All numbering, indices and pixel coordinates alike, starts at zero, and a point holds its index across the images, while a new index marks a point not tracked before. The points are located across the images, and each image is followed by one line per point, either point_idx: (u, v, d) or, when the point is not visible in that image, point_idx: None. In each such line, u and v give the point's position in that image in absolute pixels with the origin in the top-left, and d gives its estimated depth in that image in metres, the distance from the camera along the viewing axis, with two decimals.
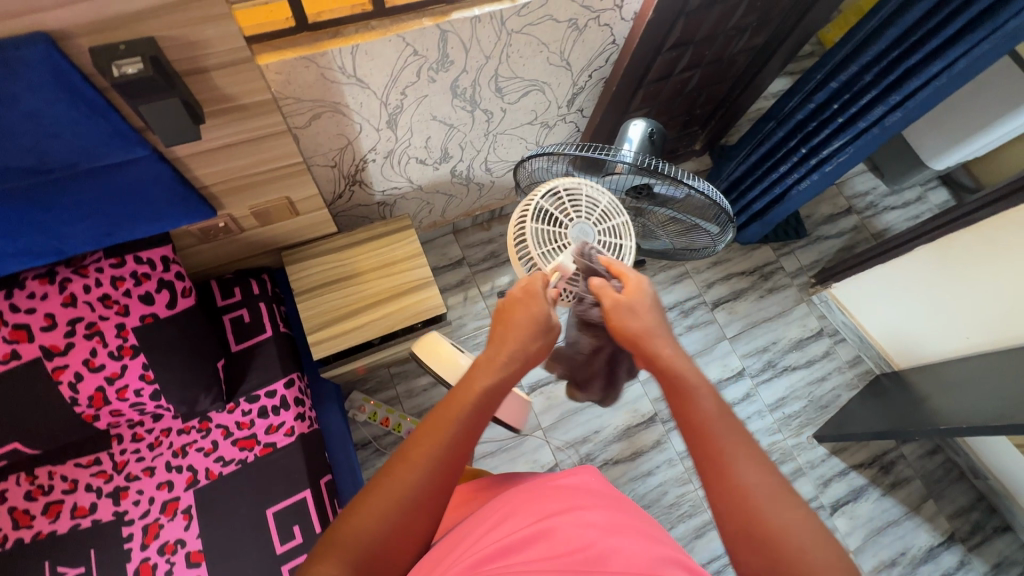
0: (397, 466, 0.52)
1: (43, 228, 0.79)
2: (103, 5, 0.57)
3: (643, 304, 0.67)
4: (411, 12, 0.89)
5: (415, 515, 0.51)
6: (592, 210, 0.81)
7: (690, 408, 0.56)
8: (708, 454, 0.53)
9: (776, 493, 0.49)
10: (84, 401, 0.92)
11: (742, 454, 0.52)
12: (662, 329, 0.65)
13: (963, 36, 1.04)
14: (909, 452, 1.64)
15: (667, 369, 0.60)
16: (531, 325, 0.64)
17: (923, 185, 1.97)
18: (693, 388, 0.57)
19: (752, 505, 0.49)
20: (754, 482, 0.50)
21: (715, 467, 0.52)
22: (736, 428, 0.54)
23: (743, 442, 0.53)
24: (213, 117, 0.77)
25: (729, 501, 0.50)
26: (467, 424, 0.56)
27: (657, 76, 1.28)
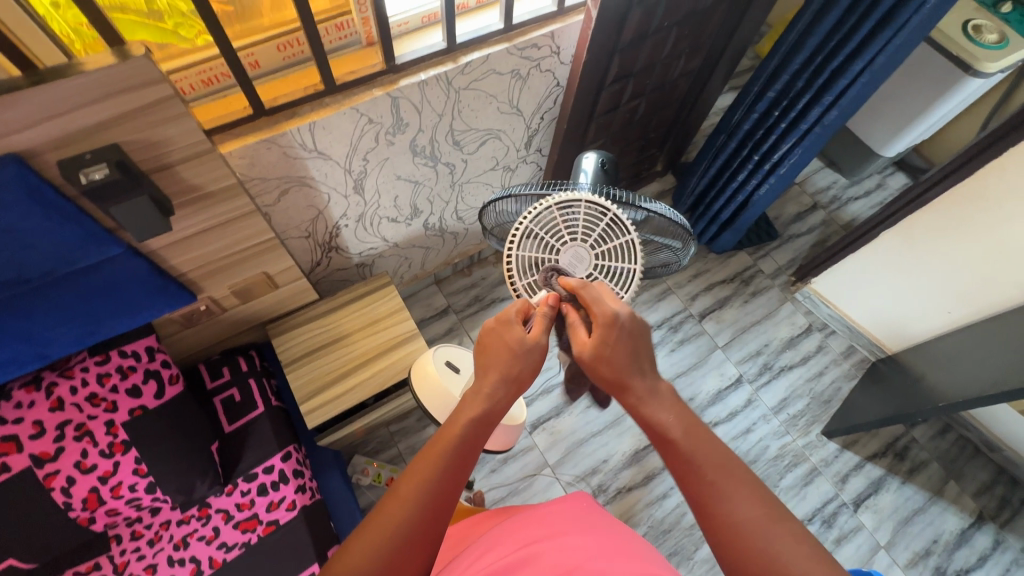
0: (389, 505, 0.53)
1: (26, 337, 0.81)
2: (68, 120, 0.61)
3: (612, 346, 0.60)
4: (361, 85, 0.95)
5: (412, 549, 0.51)
6: (592, 231, 0.71)
7: (669, 451, 0.55)
8: (692, 495, 0.52)
9: (764, 522, 0.48)
10: (78, 505, 0.91)
11: (723, 491, 0.51)
12: (635, 366, 0.59)
13: (875, 36, 1.10)
14: (920, 435, 1.63)
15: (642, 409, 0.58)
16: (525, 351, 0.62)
17: (880, 172, 2.03)
18: (667, 429, 0.56)
19: (742, 540, 0.48)
20: (739, 515, 0.49)
21: (703, 508, 0.51)
22: (718, 463, 0.52)
23: (722, 475, 0.51)
24: (182, 208, 0.81)
25: (722, 536, 0.49)
26: (459, 453, 0.57)
27: (605, 108, 1.35)
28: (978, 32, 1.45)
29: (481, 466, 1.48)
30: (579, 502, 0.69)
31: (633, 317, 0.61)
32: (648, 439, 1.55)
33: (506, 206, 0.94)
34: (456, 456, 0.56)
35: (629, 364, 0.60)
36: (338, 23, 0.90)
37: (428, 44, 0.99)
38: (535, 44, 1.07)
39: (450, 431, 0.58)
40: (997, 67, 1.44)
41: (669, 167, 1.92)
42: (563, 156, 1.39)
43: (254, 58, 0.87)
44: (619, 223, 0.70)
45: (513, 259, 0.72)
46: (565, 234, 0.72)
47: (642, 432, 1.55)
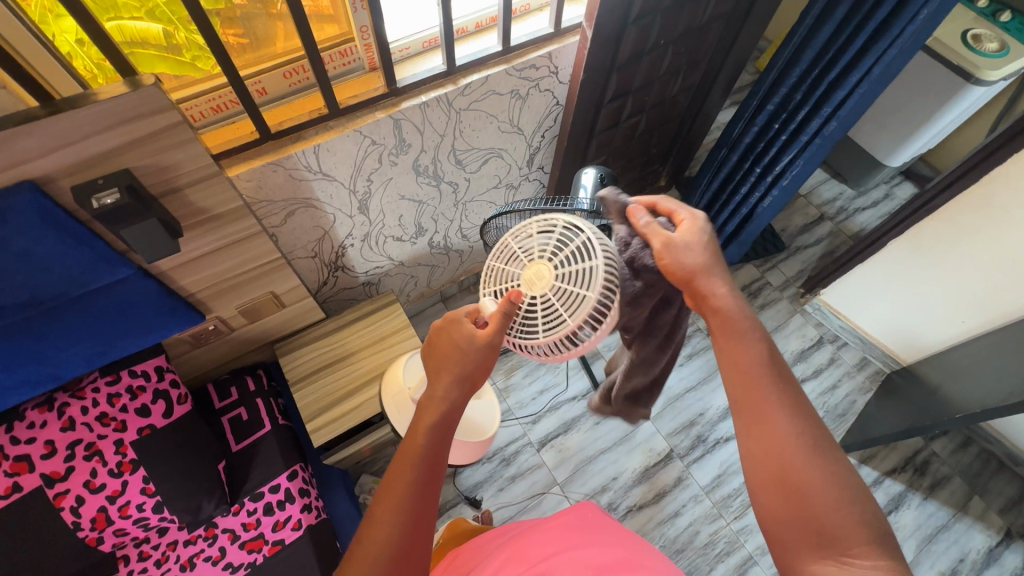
0: (371, 531, 0.54)
1: (39, 358, 0.83)
2: (82, 147, 0.64)
3: (700, 240, 0.62)
4: (364, 109, 0.98)
5: (403, 563, 0.53)
6: (562, 249, 0.59)
7: (741, 357, 0.57)
8: (749, 401, 0.56)
9: (813, 446, 0.53)
10: (87, 525, 0.92)
11: (785, 406, 0.54)
12: (718, 268, 0.61)
13: (870, 47, 1.11)
14: (941, 448, 1.58)
15: (716, 308, 0.59)
16: (481, 349, 0.58)
17: (888, 182, 2.02)
18: (747, 331, 0.58)
19: (789, 455, 0.52)
20: (794, 433, 0.53)
21: (759, 417, 0.55)
22: (780, 381, 0.56)
23: (785, 394, 0.55)
24: (190, 230, 0.83)
25: (770, 448, 0.53)
26: (429, 458, 0.57)
27: (606, 125, 1.37)
28: (978, 42, 1.46)
29: (489, 485, 1.47)
30: (584, 513, 0.70)
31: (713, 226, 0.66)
32: (658, 456, 1.52)
33: (509, 221, 0.96)
34: (425, 463, 0.56)
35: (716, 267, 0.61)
36: (342, 50, 0.93)
37: (429, 67, 1.02)
38: (533, 65, 1.09)
39: (414, 442, 0.57)
40: (999, 75, 1.43)
41: (673, 182, 1.93)
42: (565, 173, 1.41)
43: (262, 86, 0.90)
44: (592, 245, 0.57)
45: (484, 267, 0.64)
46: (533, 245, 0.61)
47: (653, 448, 1.53)
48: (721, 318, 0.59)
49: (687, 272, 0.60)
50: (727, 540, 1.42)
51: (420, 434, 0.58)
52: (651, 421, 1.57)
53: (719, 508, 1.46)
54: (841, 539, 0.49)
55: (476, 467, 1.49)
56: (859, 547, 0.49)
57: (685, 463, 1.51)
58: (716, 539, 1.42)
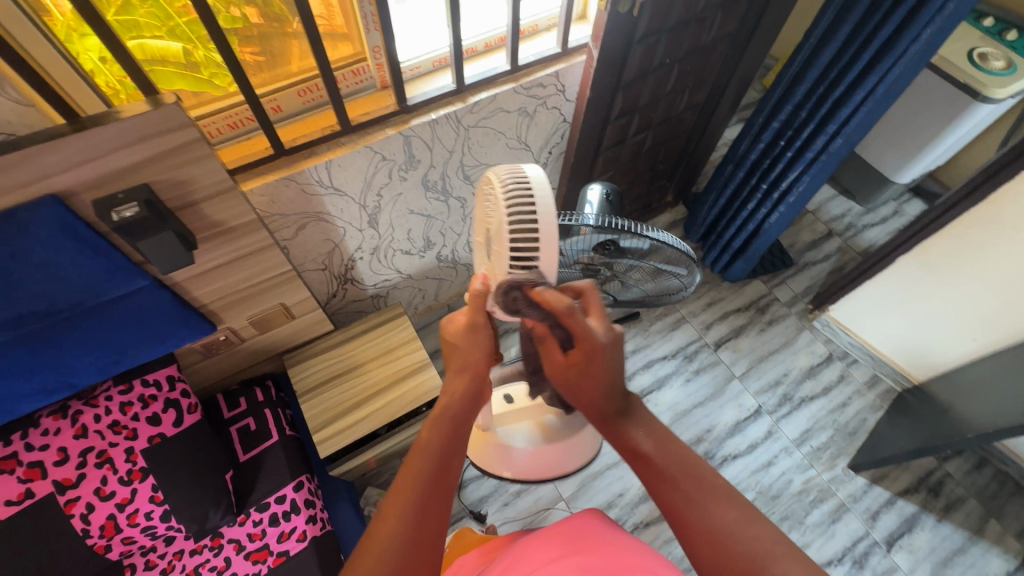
0: (380, 525, 0.50)
1: (55, 366, 0.85)
2: (104, 163, 0.67)
3: (592, 378, 0.59)
4: (375, 126, 1.00)
5: (413, 560, 0.49)
6: (491, 213, 0.60)
7: (645, 464, 0.54)
8: (668, 505, 0.51)
9: (742, 521, 0.48)
10: (96, 532, 0.93)
11: (700, 494, 0.50)
12: (612, 388, 0.58)
13: (874, 67, 1.12)
14: (955, 469, 1.55)
15: (618, 419, 0.58)
16: (466, 332, 0.65)
17: (896, 199, 2.02)
18: (637, 441, 0.55)
19: (725, 554, 0.46)
20: (719, 519, 0.48)
21: (682, 522, 0.49)
22: (690, 470, 0.52)
23: (696, 480, 0.51)
24: (205, 243, 0.85)
25: (700, 547, 0.48)
26: (442, 451, 0.56)
27: (612, 142, 1.39)
28: (984, 60, 1.46)
29: (493, 499, 1.46)
30: (583, 517, 0.70)
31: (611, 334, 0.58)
32: None
33: None
34: (437, 457, 0.56)
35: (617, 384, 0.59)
36: (355, 69, 0.96)
37: (439, 85, 1.04)
38: (540, 84, 1.12)
39: (425, 437, 0.57)
40: (1006, 93, 1.43)
41: (680, 198, 1.95)
42: (572, 188, 1.43)
43: (277, 103, 0.93)
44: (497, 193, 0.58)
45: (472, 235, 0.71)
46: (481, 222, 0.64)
47: None
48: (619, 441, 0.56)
49: (589, 401, 0.60)
50: None
51: (431, 430, 0.58)
52: None
53: None
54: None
55: (481, 481, 1.49)
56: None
57: None
58: None
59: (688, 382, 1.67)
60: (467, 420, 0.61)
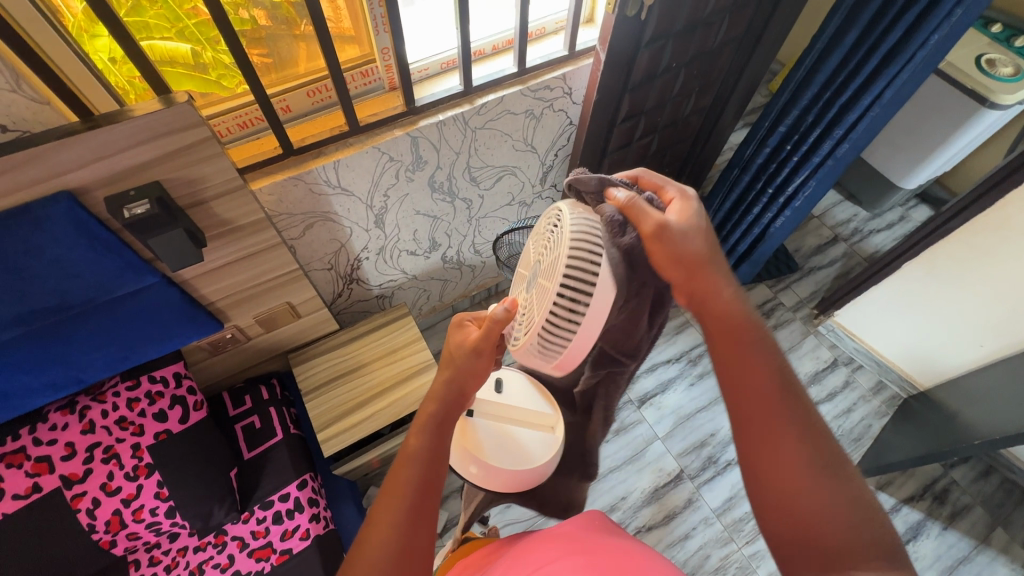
0: (370, 535, 0.51)
1: (65, 362, 0.86)
2: (117, 160, 0.68)
3: (696, 238, 0.61)
4: (383, 126, 1.01)
5: (406, 565, 0.50)
6: (548, 250, 0.61)
7: (745, 371, 0.56)
8: (752, 412, 0.55)
9: (813, 459, 0.51)
10: (101, 527, 0.94)
11: (786, 418, 0.53)
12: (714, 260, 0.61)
13: (881, 71, 1.12)
14: (961, 476, 1.54)
15: (723, 316, 0.59)
16: (469, 351, 0.61)
17: (902, 205, 2.01)
18: (745, 341, 0.58)
19: (790, 468, 0.51)
20: (795, 448, 0.52)
21: (764, 432, 0.53)
22: (784, 391, 0.55)
23: (784, 401, 0.54)
24: (214, 241, 0.86)
25: (767, 458, 0.53)
26: (430, 455, 0.57)
27: (618, 145, 1.39)
28: (992, 66, 1.46)
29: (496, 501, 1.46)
30: (582, 518, 0.71)
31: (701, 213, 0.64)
32: (668, 476, 1.50)
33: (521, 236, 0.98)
34: (426, 462, 0.56)
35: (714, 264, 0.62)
36: (363, 70, 0.97)
37: (446, 87, 1.05)
38: (547, 86, 1.12)
39: (414, 443, 0.58)
40: (1014, 100, 1.43)
41: None
42: None
43: (286, 104, 0.94)
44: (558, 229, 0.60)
45: (518, 267, 0.71)
46: (531, 262, 0.65)
47: (663, 468, 1.51)
48: (719, 325, 0.59)
49: (694, 265, 0.61)
50: (738, 565, 1.38)
51: (420, 435, 0.59)
52: (661, 440, 1.55)
53: (730, 532, 1.43)
54: (850, 553, 0.47)
55: None
56: (868, 563, 0.47)
57: (696, 484, 1.49)
58: (727, 564, 1.39)
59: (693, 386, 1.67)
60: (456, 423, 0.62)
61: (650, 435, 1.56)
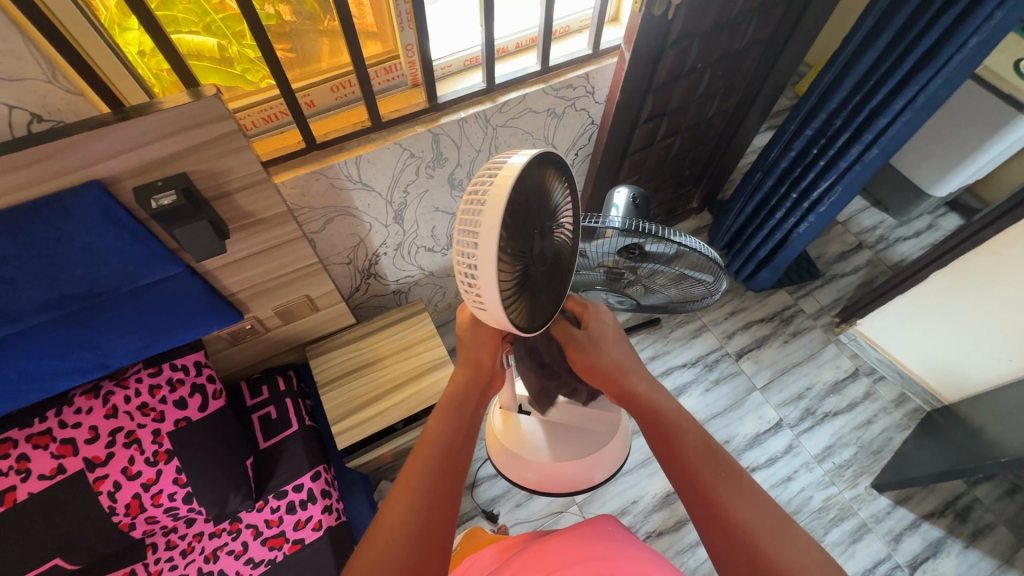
0: (386, 517, 0.50)
1: (91, 347, 0.88)
2: (147, 152, 0.69)
3: (608, 346, 0.66)
4: (405, 122, 1.01)
5: (424, 543, 0.49)
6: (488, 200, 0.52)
7: (674, 448, 0.55)
8: (703, 498, 0.51)
9: (772, 525, 0.48)
10: (121, 510, 0.96)
11: (730, 490, 0.51)
12: (633, 362, 0.65)
13: (915, 75, 1.09)
14: (985, 494, 1.49)
15: (650, 410, 0.59)
16: (471, 324, 0.64)
17: (931, 213, 1.96)
18: (678, 425, 0.57)
19: (746, 539, 0.48)
20: (752, 516, 0.49)
21: (710, 508, 0.50)
22: (714, 458, 0.53)
23: (728, 478, 0.52)
24: (237, 233, 0.87)
25: (728, 536, 0.48)
26: (450, 438, 0.57)
27: (639, 146, 1.38)
28: None
29: (506, 500, 1.46)
30: (602, 522, 0.71)
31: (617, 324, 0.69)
32: None
33: None
34: (446, 446, 0.56)
35: (624, 363, 0.64)
36: (387, 67, 0.97)
37: (469, 84, 1.05)
38: (570, 85, 1.12)
39: (435, 425, 0.58)
40: None
41: (705, 205, 1.92)
42: (596, 191, 1.42)
43: (310, 98, 0.95)
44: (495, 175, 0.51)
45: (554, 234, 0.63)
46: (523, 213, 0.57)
47: None
48: (650, 415, 0.59)
49: (615, 362, 0.64)
50: None
51: (442, 420, 0.59)
52: None
53: None
54: None
55: (495, 481, 1.49)
56: None
57: None
58: None
59: (708, 391, 1.65)
60: (474, 409, 0.62)
61: None
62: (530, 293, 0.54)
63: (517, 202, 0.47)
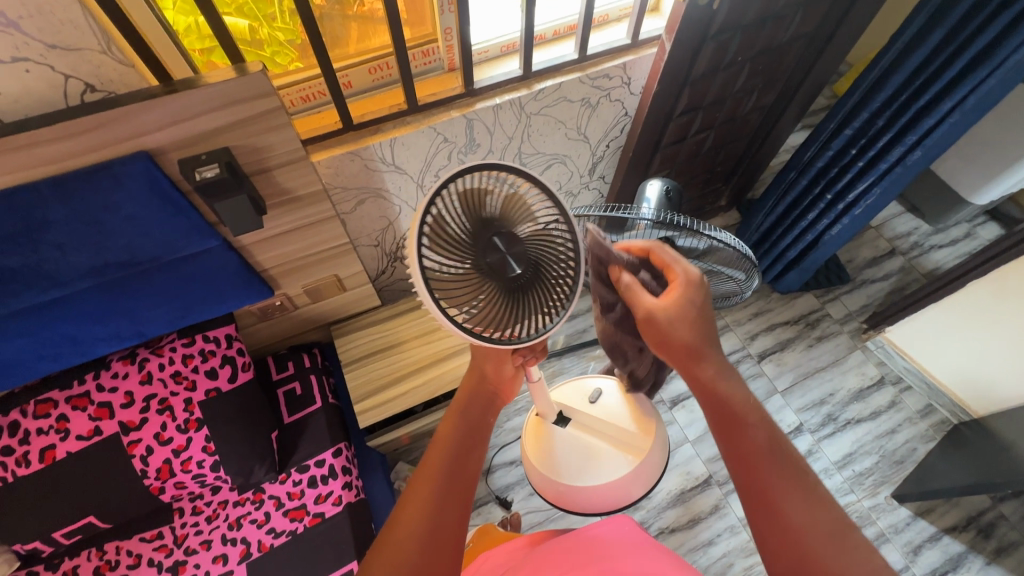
0: (400, 522, 0.51)
1: (129, 314, 0.90)
2: (193, 125, 0.70)
3: (682, 315, 0.61)
4: (441, 107, 1.01)
5: (438, 552, 0.50)
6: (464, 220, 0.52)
7: (741, 436, 0.55)
8: (756, 489, 0.53)
9: (827, 528, 0.50)
10: (152, 474, 0.99)
11: (788, 489, 0.52)
12: (709, 343, 0.61)
13: (967, 75, 1.05)
14: (1010, 512, 1.45)
15: (718, 395, 0.58)
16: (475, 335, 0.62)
17: (970, 221, 1.90)
18: (744, 413, 0.57)
19: (793, 539, 0.50)
20: (806, 517, 0.50)
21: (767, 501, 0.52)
22: (779, 453, 0.54)
23: (788, 477, 0.53)
24: (272, 209, 0.89)
25: (777, 531, 0.51)
26: (460, 444, 0.58)
27: (672, 139, 1.36)
28: None
29: (520, 488, 1.47)
30: (622, 522, 0.72)
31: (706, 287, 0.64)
32: (696, 480, 1.48)
33: None
34: (456, 451, 0.57)
35: (698, 343, 0.60)
36: (425, 50, 0.98)
37: (505, 71, 1.05)
38: (607, 75, 1.10)
39: (446, 431, 0.59)
40: None
41: (734, 203, 1.88)
42: (626, 183, 1.41)
43: (349, 79, 0.96)
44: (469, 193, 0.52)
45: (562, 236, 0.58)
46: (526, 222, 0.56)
47: (690, 472, 1.49)
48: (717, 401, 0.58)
49: (684, 340, 0.60)
50: None
51: (450, 426, 0.59)
52: (691, 444, 1.53)
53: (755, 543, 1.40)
54: None
55: (510, 469, 1.50)
56: None
57: (724, 490, 1.46)
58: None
59: None
60: (482, 415, 0.63)
61: (681, 436, 1.54)
62: (506, 301, 0.55)
63: (438, 223, 0.50)
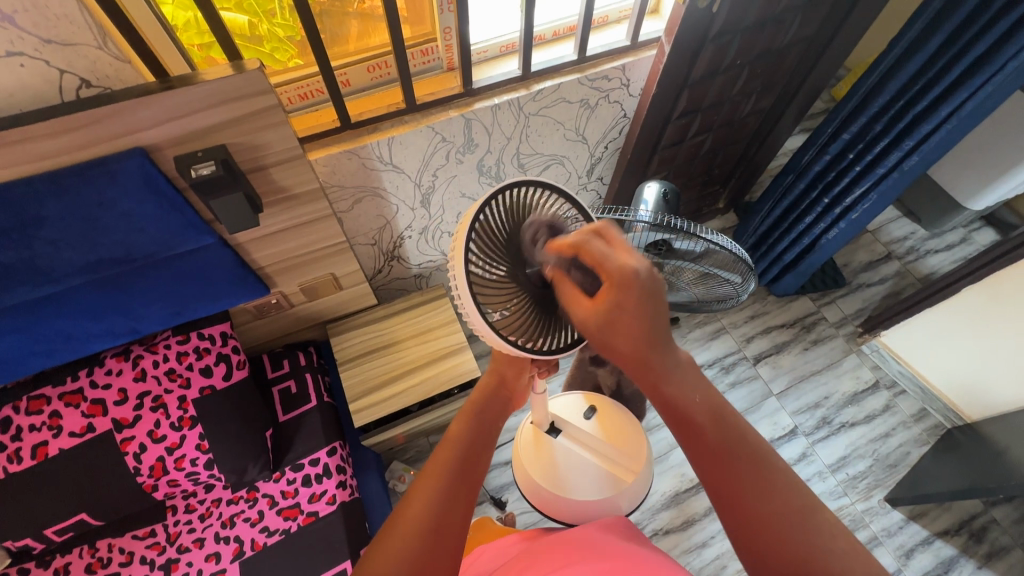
0: (405, 514, 0.51)
1: (124, 311, 0.90)
2: (189, 122, 0.70)
3: (621, 319, 0.47)
4: (440, 106, 1.01)
5: (439, 545, 0.49)
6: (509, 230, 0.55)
7: (698, 438, 0.49)
8: (721, 488, 0.47)
9: (793, 513, 0.46)
10: (146, 471, 0.99)
11: (751, 481, 0.47)
12: (658, 341, 0.48)
13: (964, 81, 1.06)
14: (1002, 516, 1.46)
15: (671, 400, 0.49)
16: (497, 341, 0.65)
17: (966, 226, 1.90)
18: (696, 414, 0.49)
19: (763, 536, 0.45)
20: (774, 507, 0.46)
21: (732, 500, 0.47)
22: (739, 448, 0.48)
23: (752, 470, 0.47)
24: (268, 207, 0.88)
25: (746, 527, 0.46)
26: (470, 443, 0.58)
27: (670, 142, 1.36)
28: None
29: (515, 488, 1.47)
30: (613, 524, 0.73)
31: (653, 275, 0.47)
32: (690, 482, 1.48)
33: None
34: (465, 449, 0.57)
35: (650, 340, 0.48)
36: (424, 49, 0.97)
37: (504, 71, 1.04)
38: (606, 76, 1.10)
39: (457, 430, 0.59)
40: None
41: (732, 205, 1.89)
42: (623, 185, 1.41)
43: (347, 77, 0.96)
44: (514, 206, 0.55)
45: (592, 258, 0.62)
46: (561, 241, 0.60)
47: (685, 474, 1.49)
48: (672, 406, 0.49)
49: (631, 349, 0.48)
50: None
51: (462, 426, 0.60)
52: None
53: None
54: None
55: (504, 469, 1.50)
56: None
57: None
58: None
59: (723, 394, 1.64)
60: (494, 419, 0.63)
61: (676, 438, 1.54)
62: (539, 313, 0.56)
63: (485, 228, 0.52)
